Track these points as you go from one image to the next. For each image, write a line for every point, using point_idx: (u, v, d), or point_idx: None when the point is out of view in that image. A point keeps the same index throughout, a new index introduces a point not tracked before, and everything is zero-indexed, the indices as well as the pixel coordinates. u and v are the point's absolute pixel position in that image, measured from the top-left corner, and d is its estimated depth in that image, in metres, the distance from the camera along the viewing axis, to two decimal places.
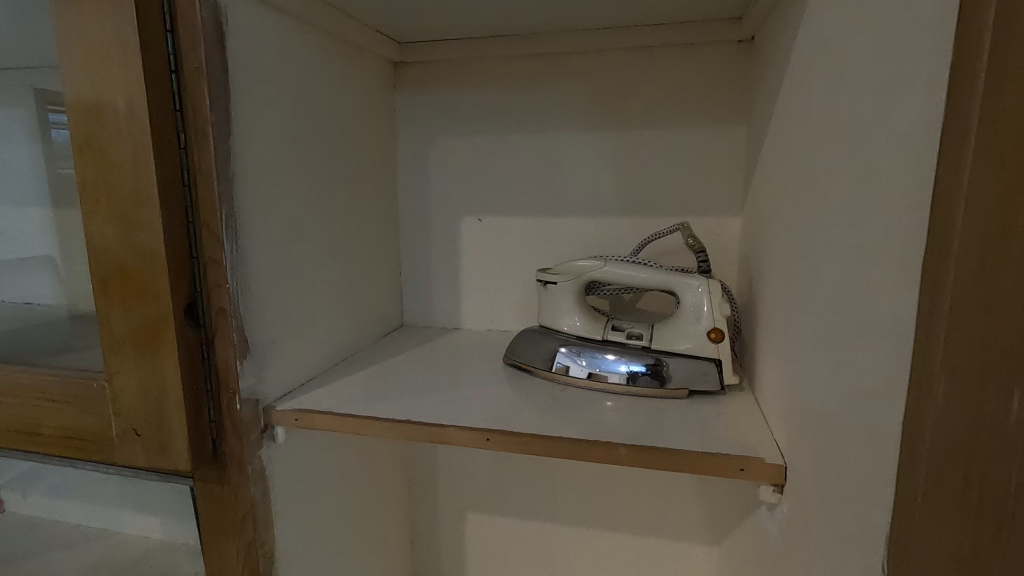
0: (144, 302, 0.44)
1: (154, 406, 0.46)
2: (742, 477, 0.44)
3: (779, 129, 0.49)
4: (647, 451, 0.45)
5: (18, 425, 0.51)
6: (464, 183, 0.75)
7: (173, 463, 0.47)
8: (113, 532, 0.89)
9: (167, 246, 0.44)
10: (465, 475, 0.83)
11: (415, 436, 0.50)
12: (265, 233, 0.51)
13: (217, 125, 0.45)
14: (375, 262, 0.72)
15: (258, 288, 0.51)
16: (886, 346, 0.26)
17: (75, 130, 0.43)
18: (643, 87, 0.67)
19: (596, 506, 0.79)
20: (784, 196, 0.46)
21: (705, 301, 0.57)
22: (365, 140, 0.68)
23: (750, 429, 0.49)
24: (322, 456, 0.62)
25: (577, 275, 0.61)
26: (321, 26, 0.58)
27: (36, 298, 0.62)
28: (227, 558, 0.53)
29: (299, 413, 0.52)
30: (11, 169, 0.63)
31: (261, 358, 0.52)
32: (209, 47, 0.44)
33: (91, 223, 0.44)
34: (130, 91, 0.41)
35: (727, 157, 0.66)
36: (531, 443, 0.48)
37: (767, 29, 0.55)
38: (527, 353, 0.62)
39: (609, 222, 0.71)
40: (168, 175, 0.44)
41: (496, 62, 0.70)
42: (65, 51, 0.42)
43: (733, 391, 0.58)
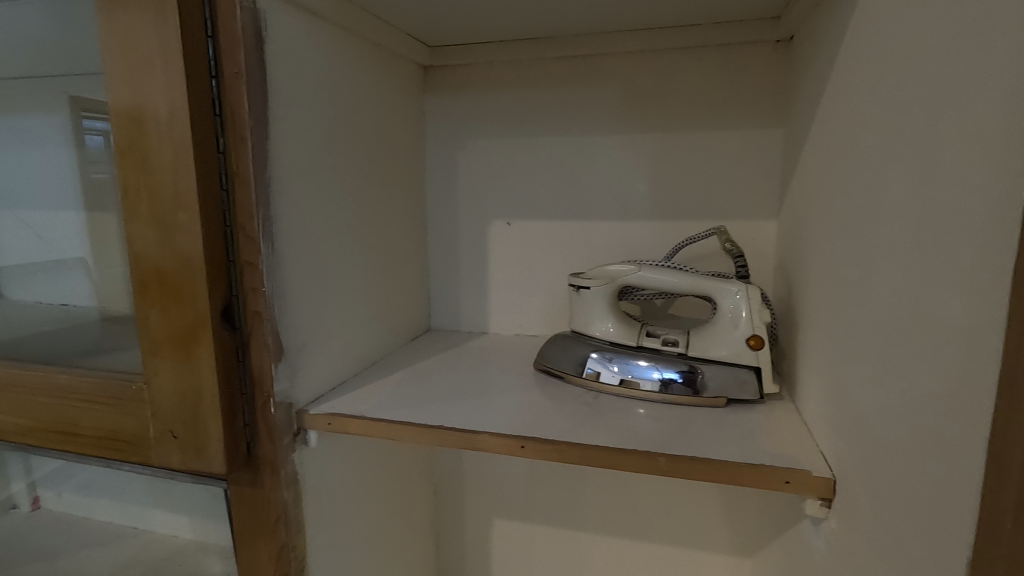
0: (182, 304, 0.45)
1: (191, 407, 0.46)
2: (787, 490, 0.42)
3: (824, 131, 0.47)
4: (688, 462, 0.44)
5: (57, 425, 0.52)
6: (493, 187, 0.74)
7: (208, 466, 0.47)
8: (142, 532, 0.91)
9: (205, 249, 0.44)
10: (491, 480, 0.82)
11: (448, 443, 0.49)
12: (300, 236, 0.52)
13: (255, 128, 0.45)
14: (404, 266, 0.72)
15: (293, 292, 0.51)
16: (964, 357, 0.24)
17: (117, 136, 0.44)
18: (677, 88, 0.66)
19: (625, 514, 0.77)
20: (830, 199, 0.45)
21: (743, 307, 0.55)
22: (395, 144, 0.68)
23: (794, 440, 0.47)
24: (351, 459, 0.62)
25: (611, 280, 0.60)
26: (355, 30, 0.58)
27: (71, 300, 0.63)
28: (260, 561, 0.53)
29: (332, 418, 0.52)
30: (50, 174, 0.64)
31: (294, 362, 0.52)
32: (249, 52, 0.44)
33: (132, 227, 0.45)
34: (173, 97, 0.41)
35: (765, 159, 0.64)
36: (567, 451, 0.47)
37: (809, 27, 0.54)
38: (558, 359, 0.61)
39: (640, 226, 0.69)
40: (208, 178, 0.44)
41: (527, 65, 0.70)
42: (110, 58, 0.42)
43: (772, 400, 0.56)
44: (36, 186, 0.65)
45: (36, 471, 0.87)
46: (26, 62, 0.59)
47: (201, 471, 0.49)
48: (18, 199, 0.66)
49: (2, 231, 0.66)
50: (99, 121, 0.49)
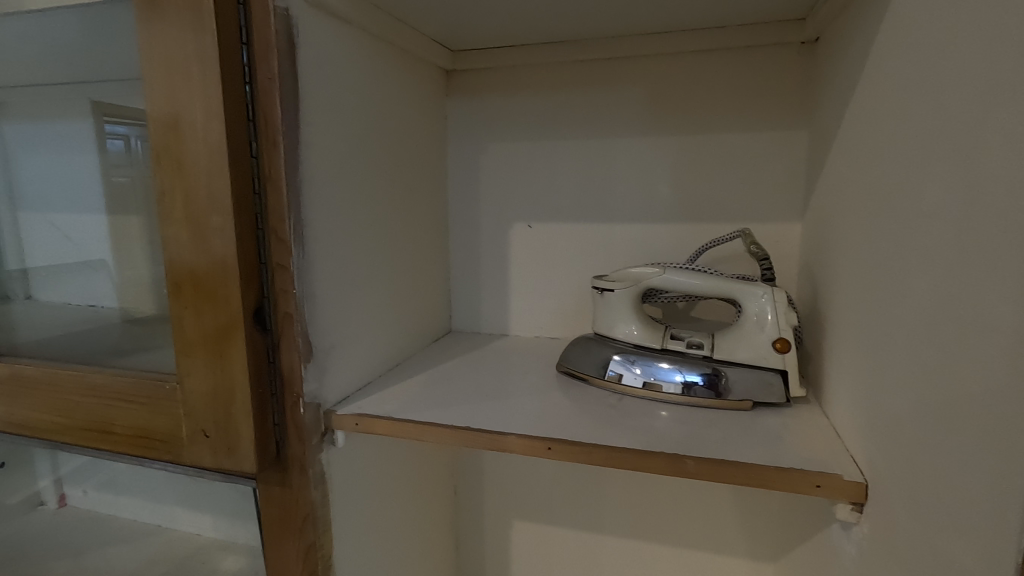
0: (215, 306, 0.46)
1: (222, 407, 0.47)
2: (819, 494, 0.42)
3: (854, 133, 0.47)
4: (717, 465, 0.44)
5: (92, 423, 0.53)
6: (515, 189, 0.75)
7: (240, 465, 0.48)
8: (167, 530, 0.92)
9: (238, 252, 0.45)
10: (511, 481, 0.83)
11: (476, 444, 0.50)
12: (329, 238, 0.52)
13: (287, 133, 0.46)
14: (426, 269, 0.73)
15: (322, 294, 0.52)
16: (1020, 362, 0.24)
17: (155, 141, 0.45)
18: (700, 91, 0.66)
19: (646, 517, 0.77)
20: (860, 202, 0.45)
21: (769, 310, 0.55)
22: (419, 148, 0.69)
23: (824, 443, 0.47)
24: (375, 460, 0.63)
25: (635, 282, 0.60)
26: (382, 35, 0.59)
27: (100, 300, 0.64)
28: (288, 560, 0.54)
29: (360, 418, 0.53)
30: (79, 177, 0.65)
31: (322, 363, 0.52)
32: (282, 58, 0.45)
33: (167, 230, 0.46)
34: (209, 102, 0.42)
35: (789, 160, 0.64)
36: (594, 453, 0.47)
37: (837, 28, 0.53)
38: (580, 361, 0.61)
39: (662, 229, 0.69)
40: (241, 182, 0.45)
41: (550, 68, 0.70)
42: (149, 65, 0.43)
43: (799, 403, 0.56)
44: (64, 189, 0.66)
45: (63, 468, 0.88)
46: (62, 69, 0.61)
47: (232, 470, 0.50)
48: (49, 202, 0.67)
49: (32, 233, 0.67)
50: (119, 125, 0.55)
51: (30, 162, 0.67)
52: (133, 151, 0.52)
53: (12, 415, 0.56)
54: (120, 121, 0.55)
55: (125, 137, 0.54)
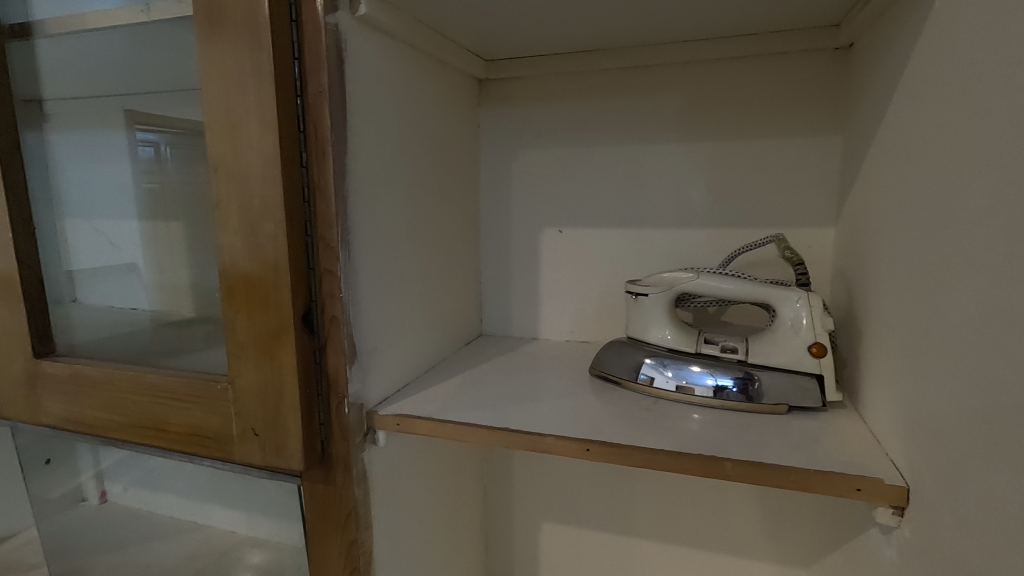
0: (267, 310, 0.48)
1: (272, 406, 0.49)
2: (859, 497, 0.42)
3: (893, 138, 0.47)
4: (756, 468, 0.44)
5: (146, 421, 0.55)
6: (546, 195, 0.76)
7: (288, 462, 0.50)
8: (202, 526, 0.95)
9: (290, 257, 0.47)
10: (541, 483, 0.84)
11: (515, 444, 0.51)
12: (371, 244, 0.54)
13: (336, 143, 0.48)
14: (458, 273, 0.74)
15: (365, 298, 0.53)
16: None
17: (212, 152, 0.47)
18: (732, 96, 0.66)
19: (677, 521, 0.77)
20: (900, 207, 0.45)
21: (804, 315, 0.55)
22: (453, 154, 0.71)
23: (863, 448, 0.47)
24: (411, 459, 0.64)
25: (668, 287, 0.60)
26: (421, 47, 0.61)
27: (141, 303, 0.69)
28: (330, 556, 0.55)
29: (401, 418, 0.54)
30: (121, 182, 0.69)
31: (365, 365, 0.54)
32: (331, 73, 0.47)
33: (222, 237, 0.48)
34: (264, 115, 0.44)
35: (823, 165, 0.64)
36: (632, 455, 0.48)
37: (873, 33, 0.54)
38: (613, 364, 0.62)
39: (694, 234, 0.70)
40: (293, 191, 0.47)
41: (581, 75, 0.72)
42: (208, 80, 0.46)
43: (835, 408, 0.56)
44: (107, 194, 0.70)
45: (104, 463, 0.89)
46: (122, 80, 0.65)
47: (280, 468, 0.51)
48: (93, 207, 0.70)
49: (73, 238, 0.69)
50: (150, 132, 0.63)
51: (73, 171, 0.68)
52: (163, 157, 0.62)
53: (71, 412, 0.59)
54: (180, 134, 0.58)
55: (155, 143, 0.63)
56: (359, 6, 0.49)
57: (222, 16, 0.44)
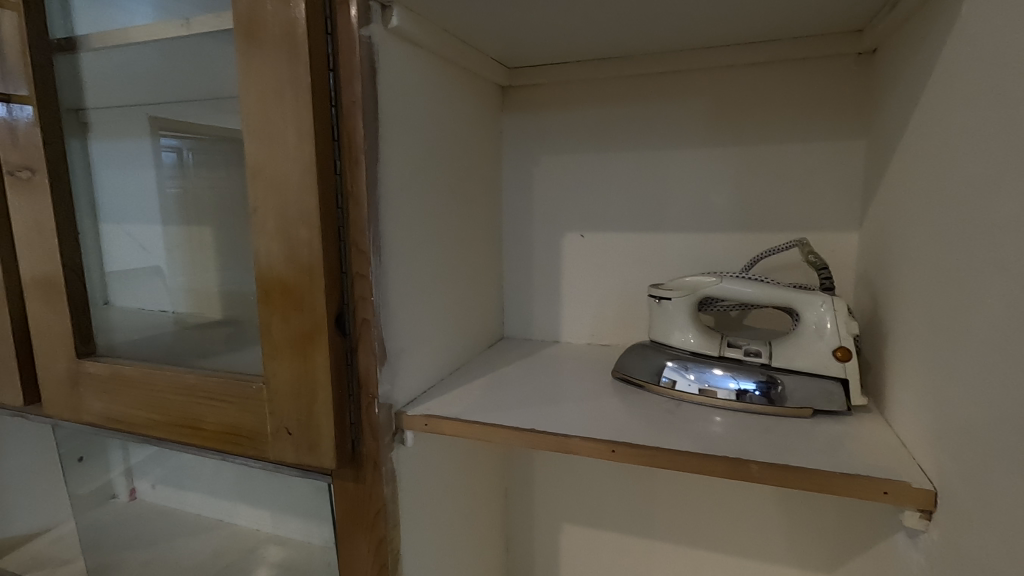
0: (301, 312, 0.49)
1: (305, 406, 0.51)
2: (885, 500, 0.43)
3: (919, 143, 0.47)
4: (781, 470, 0.45)
5: (183, 419, 0.57)
6: (568, 200, 0.77)
7: (320, 460, 0.52)
8: (225, 525, 0.97)
9: (324, 262, 0.48)
10: (561, 484, 0.84)
11: (541, 445, 0.52)
12: (400, 248, 0.55)
13: (368, 152, 0.49)
14: (482, 277, 0.75)
15: (394, 301, 0.55)
16: None
17: (250, 160, 0.49)
18: (754, 102, 0.67)
19: (698, 525, 0.78)
20: (926, 212, 0.45)
21: (828, 319, 0.56)
22: (476, 160, 0.72)
23: (889, 452, 0.47)
24: (436, 460, 0.65)
25: (691, 291, 0.61)
26: (448, 56, 0.62)
27: (166, 306, 0.73)
28: (359, 553, 0.57)
29: (429, 418, 0.56)
30: (148, 188, 0.73)
31: (394, 366, 0.55)
32: (365, 83, 0.48)
33: (259, 241, 0.50)
34: (301, 125, 0.46)
35: (848, 169, 0.64)
36: (657, 456, 0.48)
37: (897, 39, 0.54)
38: (636, 367, 0.63)
39: (717, 238, 0.71)
40: (327, 197, 0.48)
41: (602, 82, 0.73)
42: (247, 92, 0.48)
43: (860, 412, 0.56)
44: (136, 200, 0.73)
45: (134, 459, 0.92)
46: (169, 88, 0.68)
47: (312, 466, 0.53)
48: (125, 213, 0.72)
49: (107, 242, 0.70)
50: (173, 138, 0.68)
51: (105, 177, 0.70)
52: (184, 161, 0.67)
53: (111, 410, 0.61)
54: (221, 142, 0.60)
55: (176, 149, 0.68)
56: (390, 18, 0.51)
57: (261, 31, 0.46)
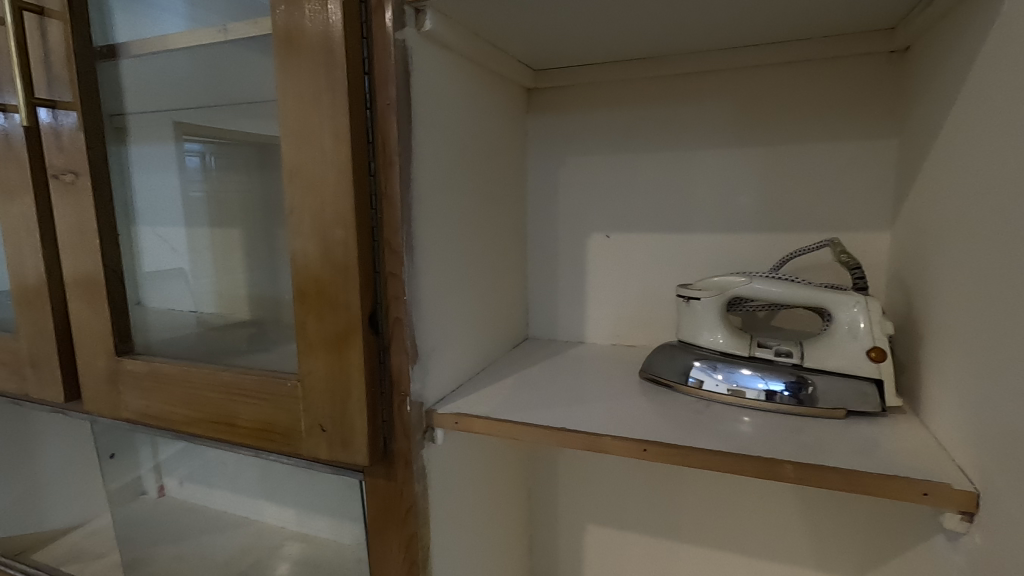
0: (336, 311, 0.50)
1: (339, 403, 0.52)
2: (925, 502, 0.42)
3: (956, 140, 0.47)
4: (816, 470, 0.44)
5: (219, 416, 0.59)
6: (593, 201, 0.77)
7: (353, 457, 0.52)
8: (252, 522, 0.99)
9: (358, 261, 0.49)
10: (585, 485, 0.84)
11: (571, 444, 0.52)
12: (431, 248, 0.56)
13: (402, 153, 0.50)
14: (507, 278, 0.76)
15: (425, 300, 0.56)
16: None
17: (287, 162, 0.50)
18: (783, 101, 0.67)
19: (725, 527, 0.77)
20: (964, 211, 0.45)
21: (862, 319, 0.55)
22: (503, 162, 0.72)
23: (927, 453, 0.47)
24: (464, 458, 0.66)
25: (720, 291, 0.61)
26: (477, 59, 0.63)
27: (196, 308, 0.74)
28: (390, 549, 0.57)
29: (459, 417, 0.56)
30: (177, 193, 0.74)
31: (425, 365, 0.56)
32: (399, 86, 0.49)
33: (295, 241, 0.51)
34: (337, 128, 0.47)
35: (880, 168, 0.64)
36: (690, 455, 0.48)
37: (931, 36, 0.53)
38: (663, 367, 0.63)
39: (744, 238, 0.70)
40: (362, 198, 0.49)
41: (628, 84, 0.73)
42: (285, 96, 0.49)
43: (895, 413, 0.55)
44: (164, 206, 0.74)
45: (162, 455, 0.95)
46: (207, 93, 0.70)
47: (345, 463, 0.54)
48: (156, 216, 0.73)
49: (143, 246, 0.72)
50: (195, 143, 0.70)
51: (141, 181, 0.71)
52: (208, 166, 0.71)
53: (149, 407, 0.63)
54: (259, 146, 0.62)
55: (200, 154, 0.70)
56: (424, 22, 0.52)
57: (299, 37, 0.47)
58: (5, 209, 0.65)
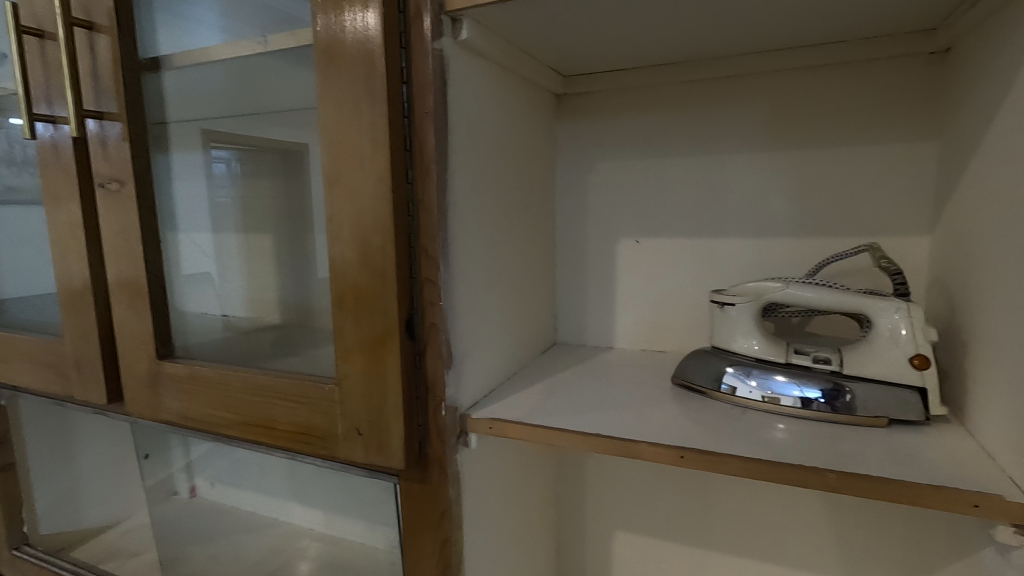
0: (374, 317, 0.51)
1: (376, 407, 0.52)
2: (976, 513, 0.41)
3: (1002, 143, 0.46)
4: (861, 479, 0.44)
5: (256, 419, 0.60)
6: (623, 206, 0.77)
7: (390, 461, 0.53)
8: (282, 523, 1.01)
9: (396, 267, 0.50)
10: (614, 491, 0.84)
11: (606, 450, 0.52)
12: (465, 254, 0.57)
13: (439, 161, 0.51)
14: (537, 283, 0.76)
15: (460, 306, 0.56)
16: None
17: (327, 170, 0.51)
18: (818, 104, 0.66)
19: (757, 536, 0.76)
20: (1012, 215, 0.44)
21: (903, 325, 0.54)
22: (533, 167, 0.73)
23: (975, 462, 0.46)
24: (496, 463, 0.66)
25: (755, 296, 0.60)
26: (510, 66, 0.63)
27: (232, 311, 0.76)
28: (424, 553, 0.58)
29: (493, 422, 0.56)
30: (212, 200, 0.76)
31: (459, 370, 0.57)
32: (436, 94, 0.50)
33: (334, 248, 0.52)
34: (376, 136, 0.48)
35: (920, 171, 0.62)
36: (729, 463, 0.48)
37: (976, 37, 0.52)
38: (695, 373, 0.63)
39: (778, 243, 0.69)
40: (399, 205, 0.50)
41: (658, 88, 0.73)
42: (325, 105, 0.50)
43: (939, 422, 0.54)
44: (203, 216, 0.76)
45: (193, 455, 0.97)
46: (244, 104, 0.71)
47: (381, 466, 0.54)
48: (192, 223, 0.74)
49: (184, 257, 0.73)
50: (222, 149, 0.73)
51: (181, 189, 0.73)
52: (233, 171, 0.74)
53: (188, 409, 0.64)
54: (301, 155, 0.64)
55: (227, 160, 0.73)
56: (460, 31, 0.52)
57: (340, 47, 0.48)
58: (53, 217, 0.68)
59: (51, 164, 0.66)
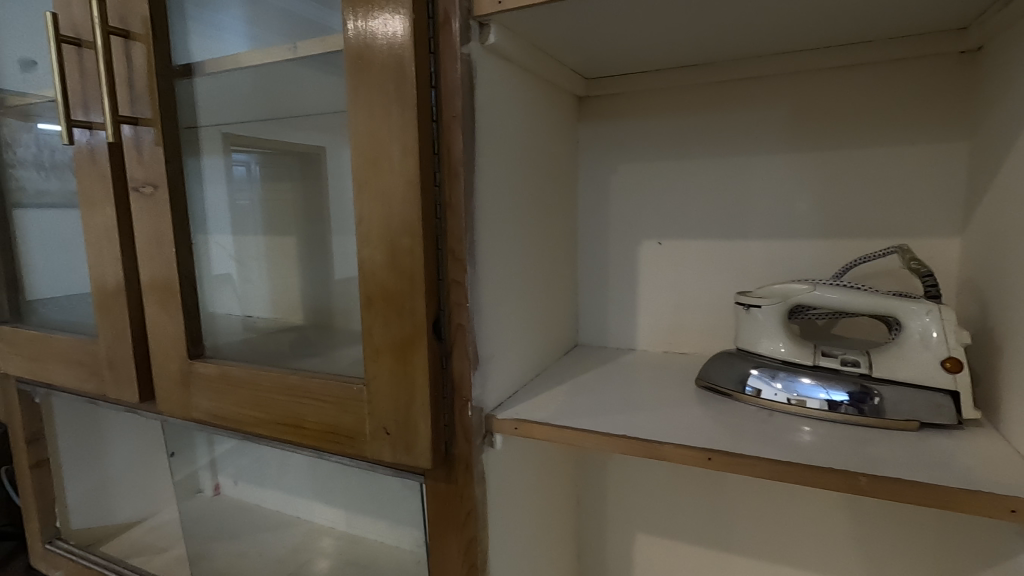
0: (402, 317, 0.52)
1: (403, 406, 0.53)
2: (1013, 519, 0.40)
3: None
4: (892, 483, 0.43)
5: (285, 417, 0.61)
6: (646, 207, 0.77)
7: (417, 460, 0.54)
8: (305, 521, 1.02)
9: (425, 268, 0.51)
10: (635, 493, 0.84)
11: (632, 451, 0.52)
12: (490, 256, 0.57)
13: (466, 164, 0.51)
14: (559, 284, 0.76)
15: (485, 307, 0.56)
16: None
17: (357, 174, 0.51)
18: (844, 105, 0.65)
19: (781, 540, 0.75)
20: None
21: (935, 328, 0.54)
22: (556, 169, 0.73)
23: (1011, 467, 0.45)
24: (519, 464, 0.67)
25: (781, 298, 0.60)
26: (534, 69, 0.64)
27: (256, 312, 0.78)
28: (449, 552, 0.58)
29: (518, 422, 0.57)
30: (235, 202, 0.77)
31: (484, 370, 0.57)
32: (464, 98, 0.50)
33: (364, 250, 0.53)
34: (406, 140, 0.49)
35: (949, 172, 0.62)
36: (757, 465, 0.48)
37: (1008, 36, 0.52)
38: (720, 375, 0.63)
39: (803, 244, 0.69)
40: (427, 207, 0.50)
41: (681, 90, 0.73)
42: (356, 110, 0.51)
43: (971, 425, 0.53)
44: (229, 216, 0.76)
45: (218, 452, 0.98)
46: (273, 109, 0.73)
47: (408, 466, 0.55)
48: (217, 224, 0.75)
49: (211, 256, 0.74)
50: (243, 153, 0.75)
51: (212, 192, 0.73)
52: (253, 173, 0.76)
53: (218, 408, 0.66)
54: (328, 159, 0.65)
55: (248, 164, 0.75)
56: (488, 36, 0.53)
57: (371, 53, 0.49)
58: (88, 220, 0.70)
59: (87, 169, 0.68)
